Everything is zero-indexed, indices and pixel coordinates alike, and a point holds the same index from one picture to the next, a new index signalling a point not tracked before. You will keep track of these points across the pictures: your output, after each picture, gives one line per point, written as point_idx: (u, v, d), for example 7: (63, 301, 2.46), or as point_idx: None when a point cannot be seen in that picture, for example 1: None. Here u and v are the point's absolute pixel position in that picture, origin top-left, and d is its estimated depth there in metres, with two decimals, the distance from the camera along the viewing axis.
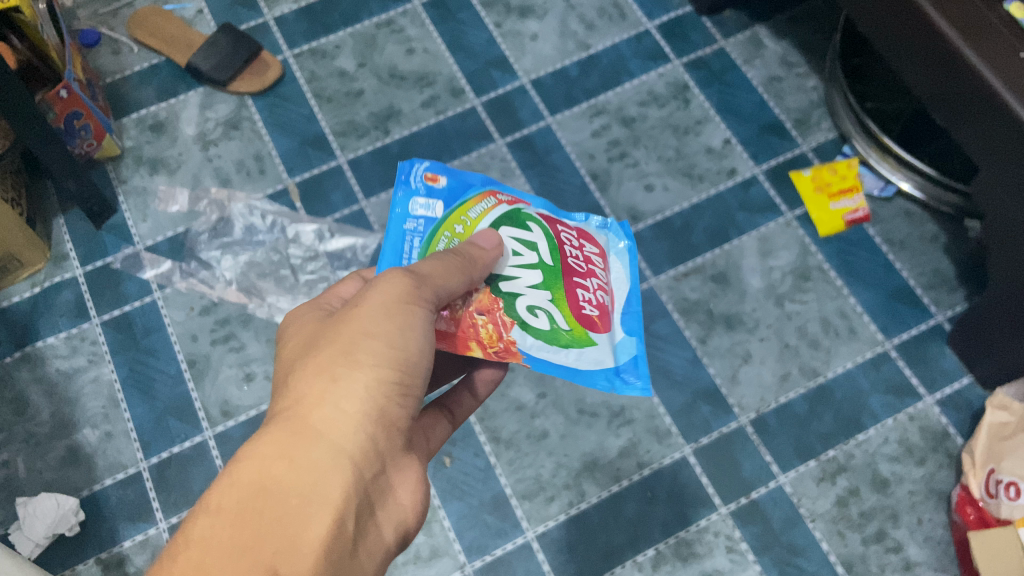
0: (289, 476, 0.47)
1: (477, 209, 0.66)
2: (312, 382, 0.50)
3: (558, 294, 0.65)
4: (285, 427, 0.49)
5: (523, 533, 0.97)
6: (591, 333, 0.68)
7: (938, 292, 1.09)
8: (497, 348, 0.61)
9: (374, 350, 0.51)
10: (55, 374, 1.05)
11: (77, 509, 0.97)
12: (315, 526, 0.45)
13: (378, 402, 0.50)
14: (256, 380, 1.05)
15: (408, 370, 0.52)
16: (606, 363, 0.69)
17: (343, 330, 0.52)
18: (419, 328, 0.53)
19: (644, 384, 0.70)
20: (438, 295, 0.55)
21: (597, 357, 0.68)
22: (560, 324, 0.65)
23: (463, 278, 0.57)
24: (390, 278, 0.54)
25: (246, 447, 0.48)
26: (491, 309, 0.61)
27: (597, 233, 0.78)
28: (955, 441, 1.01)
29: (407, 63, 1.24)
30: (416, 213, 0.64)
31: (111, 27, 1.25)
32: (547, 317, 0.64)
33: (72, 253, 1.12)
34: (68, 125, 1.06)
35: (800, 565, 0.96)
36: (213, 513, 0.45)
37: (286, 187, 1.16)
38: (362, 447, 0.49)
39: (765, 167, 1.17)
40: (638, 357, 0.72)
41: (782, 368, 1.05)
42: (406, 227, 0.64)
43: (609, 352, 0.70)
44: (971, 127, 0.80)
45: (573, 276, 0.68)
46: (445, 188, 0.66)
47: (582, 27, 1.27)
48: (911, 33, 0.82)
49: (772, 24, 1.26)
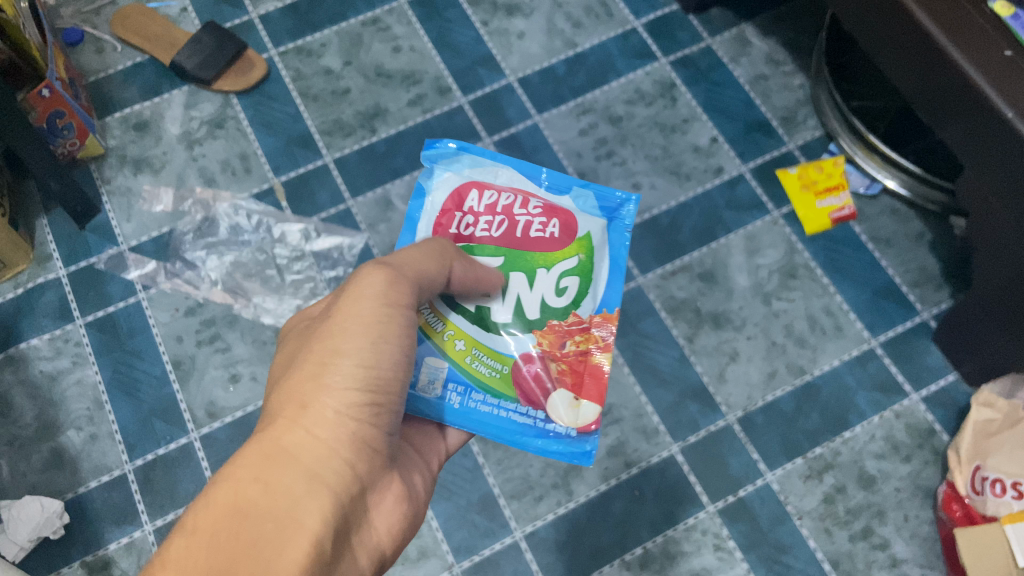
0: (265, 497, 0.47)
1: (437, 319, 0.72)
2: (284, 405, 0.52)
3: (536, 259, 0.76)
4: (258, 450, 0.49)
5: (511, 533, 0.97)
6: (578, 234, 0.78)
7: (924, 289, 1.09)
8: (601, 344, 0.75)
9: (345, 370, 0.53)
10: (39, 376, 1.04)
11: (61, 513, 0.96)
12: (293, 545, 0.45)
13: (351, 425, 0.52)
14: (242, 381, 1.04)
15: (378, 388, 0.54)
16: (601, 226, 0.80)
17: (313, 351, 0.54)
18: (389, 342, 0.55)
19: (622, 197, 0.81)
20: (408, 303, 0.58)
21: (597, 231, 0.79)
22: (570, 264, 0.76)
23: (436, 265, 0.64)
24: (359, 290, 0.56)
25: (219, 472, 0.48)
26: (561, 333, 0.74)
27: (446, 177, 0.80)
28: (941, 438, 1.01)
29: (393, 62, 1.23)
30: (465, 400, 0.70)
31: (94, 25, 1.24)
32: (564, 275, 0.76)
33: (56, 254, 1.10)
34: (50, 125, 1.05)
35: (787, 563, 0.96)
36: (189, 535, 0.44)
37: (271, 187, 1.15)
38: (336, 468, 0.50)
39: (751, 165, 1.17)
40: (599, 196, 0.81)
41: (769, 366, 1.05)
42: (469, 409, 0.70)
43: (592, 217, 0.80)
44: (955, 124, 0.80)
45: (515, 235, 0.76)
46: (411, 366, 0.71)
47: (568, 25, 1.26)
48: (895, 30, 0.82)
49: (758, 23, 1.26)
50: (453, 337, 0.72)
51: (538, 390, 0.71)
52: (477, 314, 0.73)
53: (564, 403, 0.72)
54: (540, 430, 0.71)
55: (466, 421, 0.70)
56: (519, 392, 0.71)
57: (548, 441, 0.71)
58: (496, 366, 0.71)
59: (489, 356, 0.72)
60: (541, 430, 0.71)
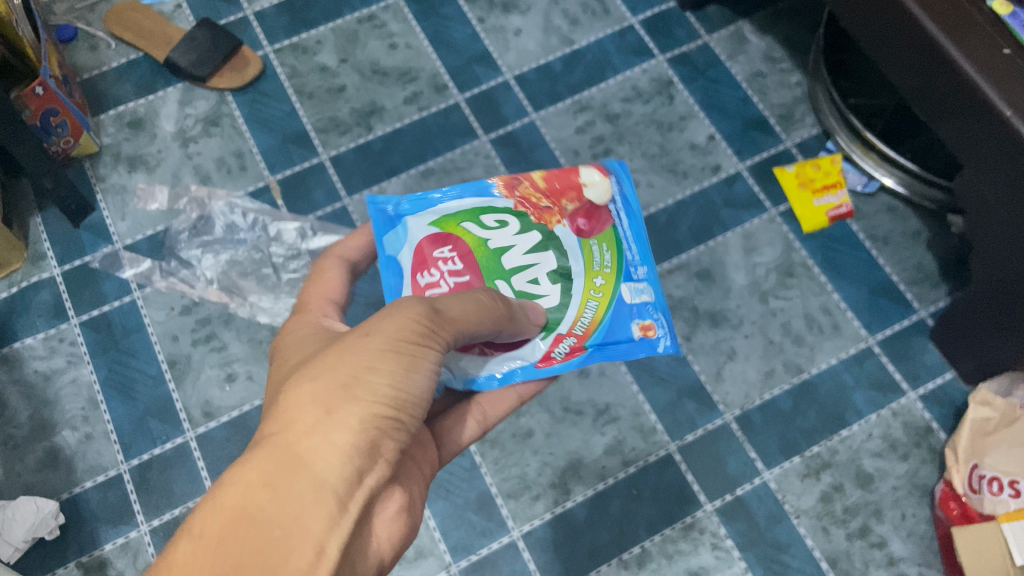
0: (274, 506, 0.43)
1: (587, 315, 0.70)
2: (304, 410, 0.47)
3: (485, 254, 0.71)
4: (271, 454, 0.45)
5: (508, 533, 0.97)
6: (438, 228, 0.72)
7: (921, 288, 1.09)
8: (523, 183, 0.76)
9: (374, 385, 0.49)
10: (33, 375, 1.03)
11: (56, 513, 0.95)
12: (298, 560, 0.42)
13: (370, 438, 0.48)
14: (238, 381, 1.04)
15: (404, 409, 0.50)
16: (413, 216, 0.73)
17: (340, 359, 0.50)
18: (420, 367, 0.52)
19: (375, 204, 0.74)
20: (449, 337, 0.55)
21: (420, 219, 0.73)
22: (474, 232, 0.72)
23: (486, 323, 0.60)
24: (403, 309, 0.53)
25: (231, 471, 0.45)
26: (541, 210, 0.74)
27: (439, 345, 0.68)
28: (938, 437, 1.01)
29: (389, 59, 1.23)
30: (634, 272, 0.74)
31: (88, 22, 1.23)
32: (485, 228, 0.72)
33: (50, 253, 1.10)
34: (43, 122, 1.04)
35: (784, 562, 0.96)
36: (195, 539, 0.42)
37: (267, 185, 1.15)
38: (350, 481, 0.46)
39: (749, 163, 1.17)
40: (381, 233, 0.73)
41: (766, 365, 1.05)
42: (636, 270, 0.74)
43: (410, 223, 0.73)
44: (952, 122, 0.80)
45: (464, 272, 0.70)
46: (626, 331, 0.71)
47: (565, 22, 1.26)
48: (892, 27, 0.82)
49: (756, 20, 1.26)
50: (591, 296, 0.71)
51: (598, 207, 0.75)
52: (560, 278, 0.71)
53: (592, 174, 0.77)
54: (625, 200, 0.78)
55: (650, 276, 0.74)
56: (606, 223, 0.75)
57: (630, 193, 0.79)
58: (596, 242, 0.73)
59: (590, 253, 0.73)
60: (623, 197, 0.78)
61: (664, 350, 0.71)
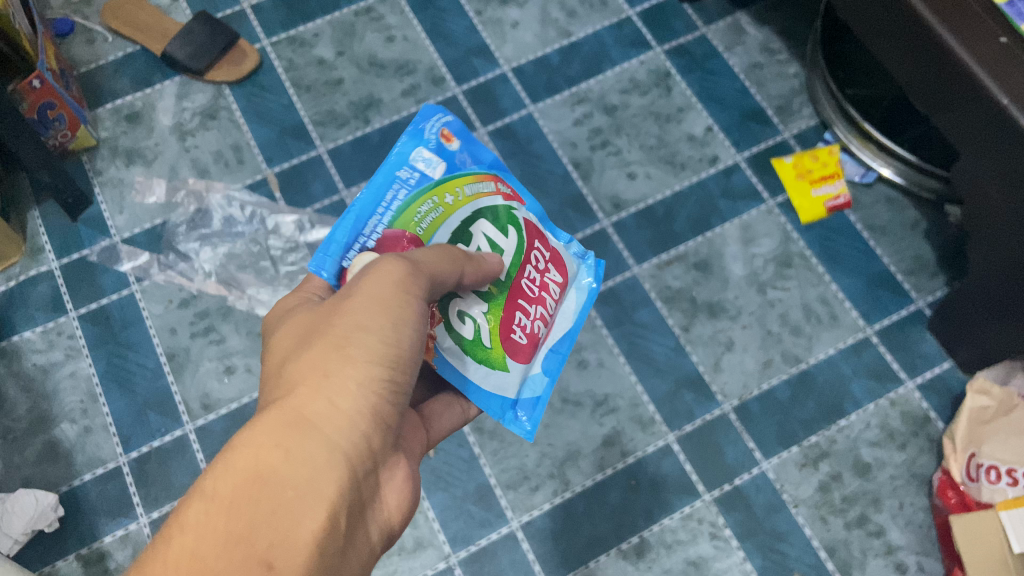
0: (285, 467, 0.44)
1: (472, 187, 0.66)
2: (306, 374, 0.48)
3: (494, 312, 0.65)
4: (277, 416, 0.46)
5: (507, 524, 0.97)
6: (508, 359, 0.67)
7: (918, 278, 1.09)
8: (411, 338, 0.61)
9: (367, 344, 0.49)
10: (32, 369, 1.03)
11: (56, 505, 0.95)
12: (309, 519, 0.43)
13: (372, 400, 0.48)
14: (237, 373, 1.04)
15: (399, 366, 0.50)
16: (508, 392, 0.68)
17: (333, 323, 0.50)
18: (412, 325, 0.51)
19: (532, 427, 0.70)
20: (431, 283, 0.54)
21: (503, 383, 0.67)
22: (482, 340, 0.65)
23: (457, 269, 0.58)
24: (381, 266, 0.52)
25: (238, 434, 0.45)
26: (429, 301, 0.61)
27: (575, 270, 0.76)
28: (935, 426, 1.01)
29: (386, 52, 1.23)
30: (411, 178, 0.63)
31: (84, 16, 1.23)
32: (473, 326, 0.64)
33: (48, 246, 1.10)
34: (41, 116, 1.04)
35: (782, 551, 0.96)
36: (208, 499, 0.42)
37: (265, 178, 1.15)
38: (356, 443, 0.47)
39: (746, 154, 1.17)
40: (538, 408, 0.71)
41: (764, 355, 1.05)
42: (398, 175, 0.63)
43: (499, 391, 0.67)
44: (949, 111, 0.80)
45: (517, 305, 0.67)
46: (454, 155, 0.66)
47: (562, 14, 1.26)
48: (890, 17, 0.82)
49: (753, 11, 1.26)
50: (461, 203, 0.65)
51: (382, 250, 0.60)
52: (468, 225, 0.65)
53: None
54: (349, 232, 0.60)
55: (399, 163, 0.63)
56: (395, 234, 0.61)
57: (334, 238, 0.60)
58: (423, 231, 0.62)
59: (436, 221, 0.63)
60: (349, 241, 0.60)
61: (448, 114, 0.67)
